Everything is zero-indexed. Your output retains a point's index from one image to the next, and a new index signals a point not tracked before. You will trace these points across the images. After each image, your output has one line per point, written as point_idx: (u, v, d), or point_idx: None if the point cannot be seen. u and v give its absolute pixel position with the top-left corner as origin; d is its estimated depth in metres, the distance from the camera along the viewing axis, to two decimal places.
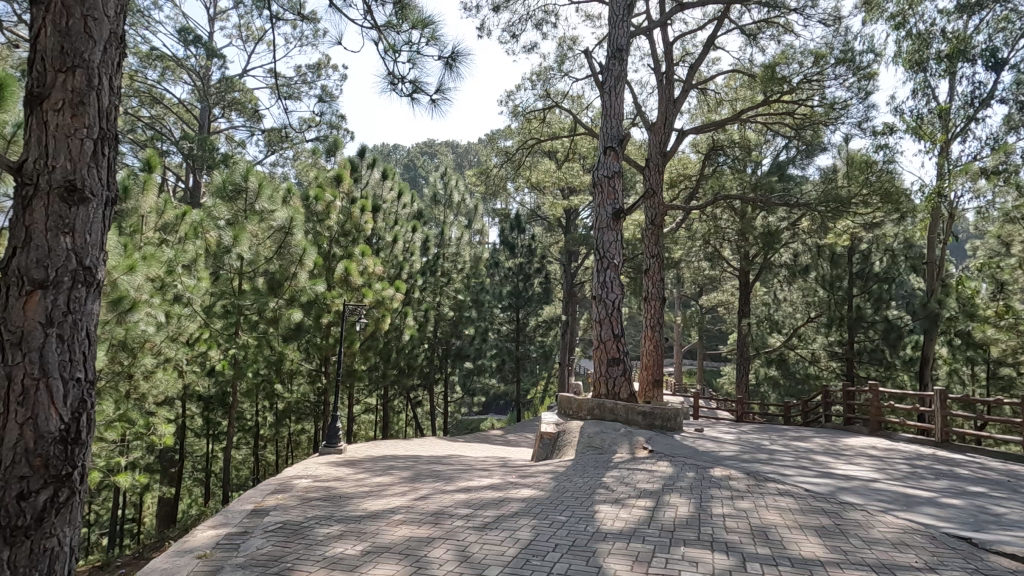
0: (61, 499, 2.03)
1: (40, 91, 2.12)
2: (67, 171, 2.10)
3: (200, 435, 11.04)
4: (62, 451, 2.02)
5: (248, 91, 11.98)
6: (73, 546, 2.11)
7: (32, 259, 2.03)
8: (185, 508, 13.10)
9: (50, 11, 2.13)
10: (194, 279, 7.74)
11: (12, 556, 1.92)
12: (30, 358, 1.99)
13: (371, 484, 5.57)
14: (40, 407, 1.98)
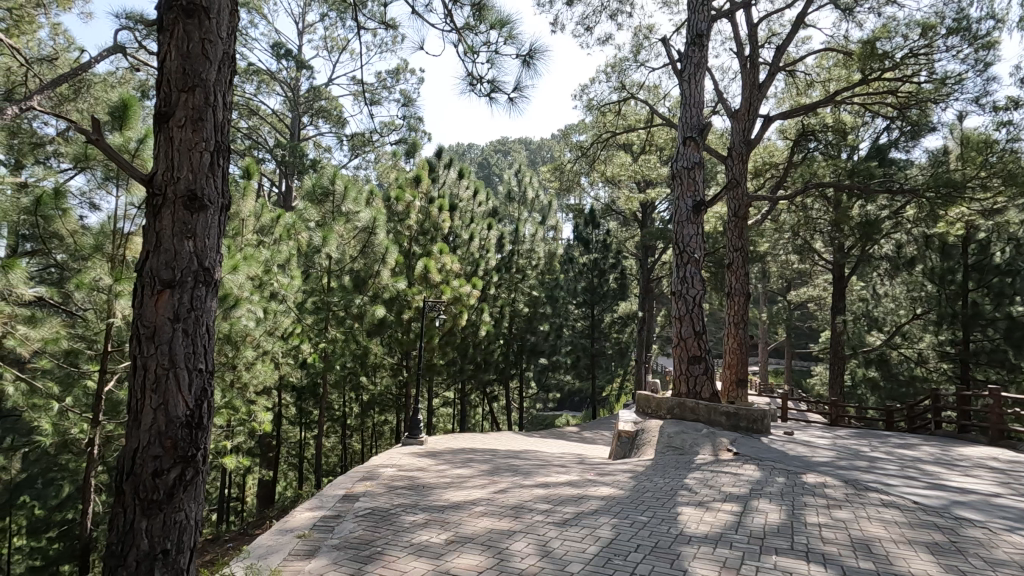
0: (187, 477, 2.23)
1: (166, 111, 2.34)
2: (190, 182, 2.31)
3: (294, 422, 11.84)
4: (188, 435, 2.23)
5: (334, 98, 12.65)
6: (198, 520, 2.32)
7: (161, 261, 2.26)
8: (282, 490, 14.10)
9: (174, 37, 2.35)
10: (288, 278, 8.31)
11: (149, 526, 2.15)
12: (162, 349, 2.22)
13: (452, 475, 5.74)
14: (170, 394, 2.20)
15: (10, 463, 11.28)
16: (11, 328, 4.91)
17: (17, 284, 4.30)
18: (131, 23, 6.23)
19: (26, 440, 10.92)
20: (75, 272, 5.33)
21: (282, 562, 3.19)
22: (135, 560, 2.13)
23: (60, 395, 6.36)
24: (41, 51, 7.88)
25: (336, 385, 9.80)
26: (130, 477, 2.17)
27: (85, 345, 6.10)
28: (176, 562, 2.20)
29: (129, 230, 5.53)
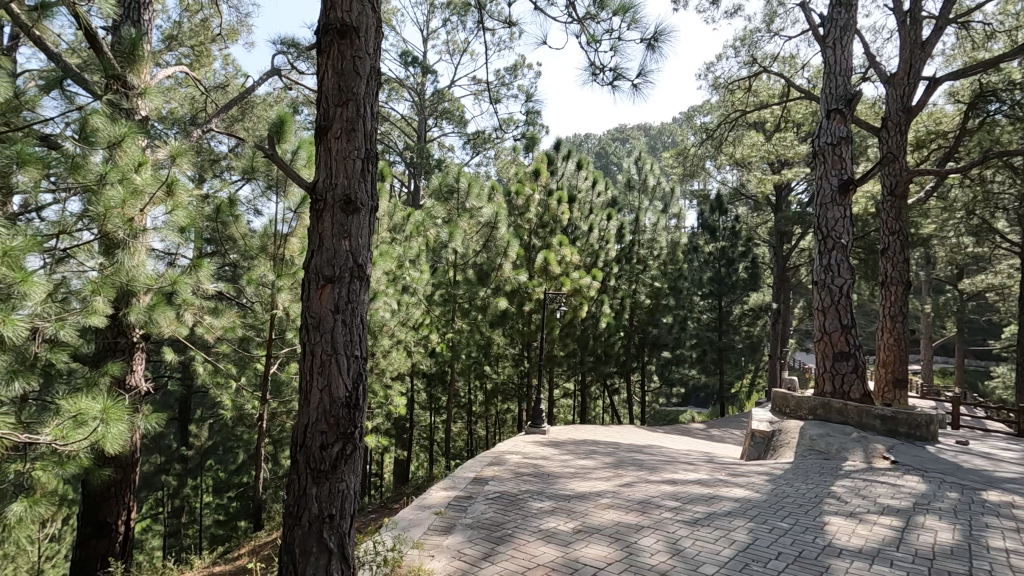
0: (347, 452, 2.49)
1: (325, 124, 2.61)
2: (345, 187, 2.57)
3: (425, 407, 12.68)
4: (348, 414, 2.49)
5: (456, 99, 13.21)
6: (357, 491, 2.58)
7: (324, 259, 2.53)
8: (416, 469, 15.18)
9: (330, 57, 2.61)
10: (418, 272, 8.87)
11: (318, 492, 2.44)
12: (325, 337, 2.50)
13: (577, 465, 5.79)
14: (333, 377, 2.48)
15: (201, 431, 13.41)
16: (201, 317, 5.82)
17: (205, 281, 5.08)
18: (285, 48, 7.03)
19: (212, 412, 12.88)
20: (245, 269, 6.16)
21: (423, 535, 3.45)
22: (308, 520, 2.43)
23: (237, 376, 7.41)
24: (217, 80, 9.17)
25: (462, 373, 10.29)
26: (303, 448, 2.48)
27: (254, 333, 7.04)
28: (340, 525, 2.47)
29: (286, 232, 6.26)
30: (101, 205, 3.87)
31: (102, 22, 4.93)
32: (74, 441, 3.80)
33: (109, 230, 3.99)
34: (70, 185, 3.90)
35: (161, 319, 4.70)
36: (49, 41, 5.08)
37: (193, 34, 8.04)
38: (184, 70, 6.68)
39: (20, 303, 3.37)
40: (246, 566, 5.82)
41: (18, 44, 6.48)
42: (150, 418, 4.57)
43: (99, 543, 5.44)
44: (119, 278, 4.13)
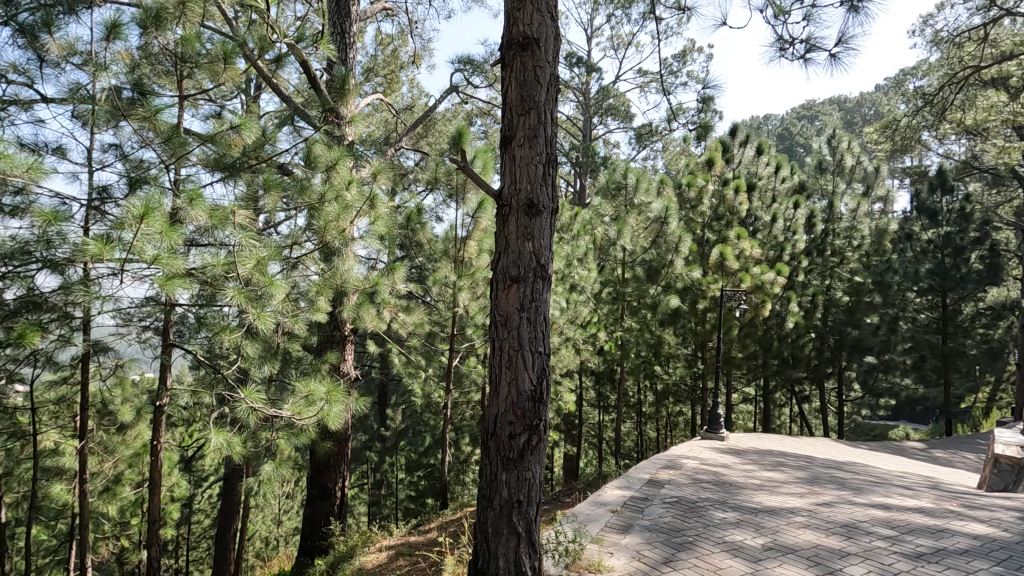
0: (533, 443, 2.63)
1: (509, 133, 2.78)
2: (529, 192, 2.71)
3: (594, 405, 12.72)
4: (533, 407, 2.63)
5: (622, 94, 12.97)
6: (542, 480, 2.71)
7: (510, 260, 2.70)
8: (585, 466, 15.31)
9: (513, 69, 2.76)
10: (586, 270, 8.90)
11: (508, 479, 2.61)
12: (512, 334, 2.66)
13: (763, 477, 5.33)
14: (519, 371, 2.63)
15: (396, 415, 15.13)
16: (396, 315, 6.57)
17: (399, 282, 5.74)
18: (462, 66, 7.62)
19: (405, 399, 14.48)
20: (431, 271, 6.81)
21: (600, 531, 3.49)
22: (499, 504, 2.61)
23: (425, 368, 8.23)
24: (405, 102, 10.24)
25: (632, 372, 10.11)
26: (493, 437, 2.67)
27: (439, 329, 7.75)
28: (527, 511, 2.62)
29: (465, 235, 6.73)
30: (322, 220, 4.60)
31: (320, 65, 5.86)
32: (306, 417, 4.58)
33: (327, 240, 4.73)
34: (299, 204, 4.71)
35: (366, 315, 5.44)
36: (283, 87, 6.18)
37: (385, 64, 9.10)
38: (380, 97, 7.60)
39: (268, 301, 4.16)
40: (435, 540, 6.43)
41: (262, 92, 7.98)
42: (360, 401, 5.32)
43: (322, 504, 6.48)
44: (336, 280, 4.87)
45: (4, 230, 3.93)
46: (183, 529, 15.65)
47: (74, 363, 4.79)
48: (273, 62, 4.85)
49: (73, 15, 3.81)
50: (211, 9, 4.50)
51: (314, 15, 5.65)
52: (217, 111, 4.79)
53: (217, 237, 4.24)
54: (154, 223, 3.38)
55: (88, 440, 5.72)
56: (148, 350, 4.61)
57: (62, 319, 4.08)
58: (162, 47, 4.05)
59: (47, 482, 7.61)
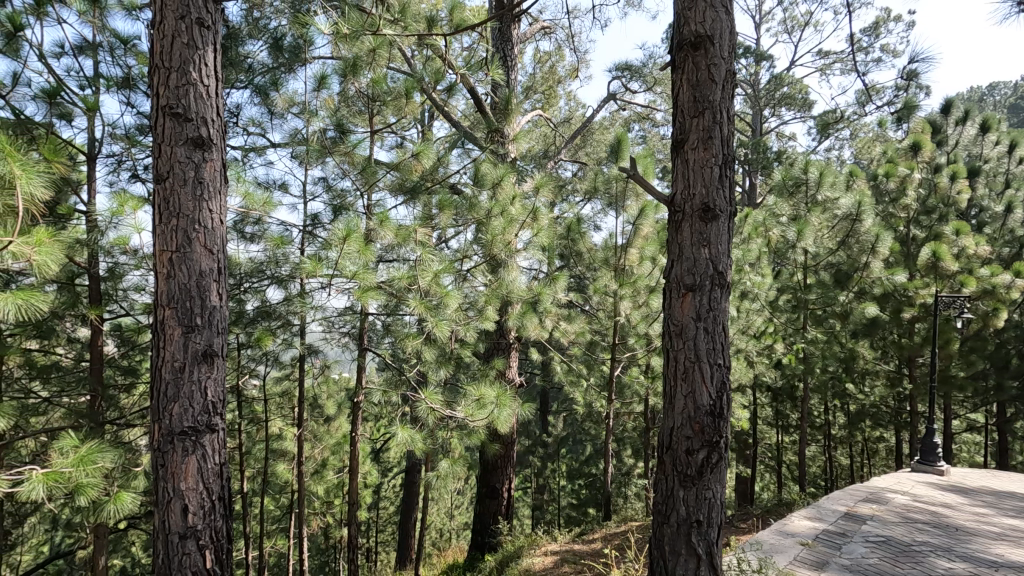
0: (713, 460, 2.49)
1: (681, 137, 2.69)
2: (704, 196, 2.59)
3: (771, 424, 11.57)
4: (712, 422, 2.49)
5: (799, 80, 11.73)
6: (723, 500, 2.55)
7: (684, 268, 2.61)
8: (762, 490, 13.98)
9: (685, 71, 2.68)
10: (760, 276, 8.14)
11: (685, 496, 2.50)
12: (688, 344, 2.56)
13: (1003, 524, 4.37)
14: (696, 384, 2.52)
15: (556, 422, 15.37)
16: (558, 323, 6.69)
17: (561, 291, 5.85)
18: (619, 73, 7.57)
19: (566, 406, 14.67)
20: (591, 280, 6.81)
21: (789, 564, 3.15)
22: (676, 521, 2.51)
23: (586, 376, 8.24)
24: (562, 115, 10.43)
25: (818, 390, 8.98)
26: (669, 450, 2.59)
27: (600, 337, 7.69)
28: (708, 533, 2.48)
29: (625, 243, 6.46)
30: (489, 234, 4.91)
31: (485, 89, 6.27)
32: (478, 418, 4.88)
33: (494, 253, 5.03)
34: (468, 219, 5.08)
35: (530, 324, 5.64)
36: (453, 113, 6.71)
37: (543, 80, 9.37)
38: (539, 113, 7.86)
39: (443, 310, 4.56)
40: (600, 550, 6.38)
41: (434, 121, 8.77)
42: (525, 407, 5.52)
43: (491, 503, 6.83)
44: (502, 290, 5.13)
45: (246, 253, 4.86)
46: (373, 512, 17.67)
47: (293, 363, 5.70)
48: (445, 91, 5.29)
49: (292, 73, 4.58)
50: (394, 52, 5.08)
51: (479, 44, 6.05)
52: (399, 141, 5.37)
53: (400, 253, 4.73)
54: (353, 243, 3.91)
55: (304, 429, 6.76)
56: (347, 352, 5.24)
57: (285, 325, 4.91)
58: (357, 90, 4.67)
59: (274, 462, 9.15)
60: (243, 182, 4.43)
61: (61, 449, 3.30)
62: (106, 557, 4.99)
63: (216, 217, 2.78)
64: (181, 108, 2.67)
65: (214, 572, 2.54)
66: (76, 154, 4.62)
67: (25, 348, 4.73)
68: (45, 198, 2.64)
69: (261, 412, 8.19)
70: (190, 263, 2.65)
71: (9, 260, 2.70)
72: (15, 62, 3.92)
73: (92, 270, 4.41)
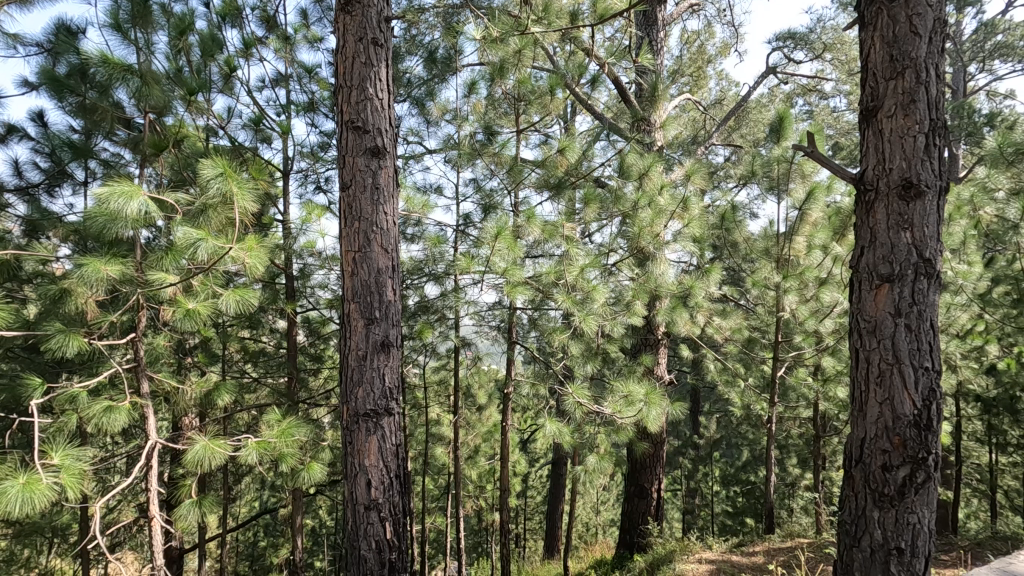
0: (918, 480, 2.14)
1: (873, 105, 2.35)
2: (904, 170, 2.23)
3: (982, 441, 9.67)
4: (917, 435, 2.14)
5: (1020, 24, 9.59)
6: (932, 528, 2.18)
7: (879, 256, 2.28)
8: (969, 519, 11.74)
9: (878, 28, 2.34)
10: (965, 264, 6.82)
11: (882, 518, 2.18)
12: (885, 344, 2.23)
13: None
14: (896, 390, 2.18)
15: (709, 424, 14.48)
16: (711, 319, 6.30)
17: (714, 285, 5.46)
18: (781, 43, 6.87)
19: (719, 407, 13.78)
20: (748, 272, 6.25)
21: None
22: (870, 546, 2.20)
23: (743, 376, 7.65)
24: (713, 96, 9.73)
25: None
26: (860, 464, 2.28)
27: (760, 335, 7.05)
28: (912, 564, 2.13)
29: (789, 231, 5.82)
30: (636, 226, 4.74)
31: (630, 78, 6.07)
32: (626, 416, 4.78)
33: (642, 246, 4.81)
34: (613, 213, 4.99)
35: (680, 320, 5.33)
36: (596, 106, 6.61)
37: (691, 62, 8.85)
38: (688, 97, 7.43)
39: (590, 304, 4.54)
40: (762, 565, 5.85)
41: (577, 116, 8.77)
42: (676, 406, 5.26)
43: (640, 502, 6.66)
44: (649, 285, 4.93)
45: (409, 253, 5.31)
46: (522, 500, 18.28)
47: (449, 354, 6.09)
48: (589, 84, 5.23)
49: (445, 83, 4.88)
50: (538, 52, 5.15)
51: (623, 31, 5.88)
52: (543, 138, 5.43)
53: (546, 249, 4.80)
54: (504, 240, 4.05)
55: (459, 416, 7.20)
56: (496, 346, 5.44)
57: (441, 318, 5.28)
58: (504, 92, 4.83)
59: (434, 445, 9.88)
60: (405, 187, 4.83)
61: (269, 422, 3.90)
62: (301, 517, 5.81)
63: (390, 219, 3.05)
64: (360, 121, 2.98)
65: (394, 543, 2.81)
66: (276, 171, 5.42)
67: (241, 336, 5.68)
68: (255, 210, 3.13)
69: (421, 398, 8.92)
70: (370, 262, 2.96)
71: (230, 263, 3.25)
72: (231, 98, 4.73)
73: (288, 270, 5.16)
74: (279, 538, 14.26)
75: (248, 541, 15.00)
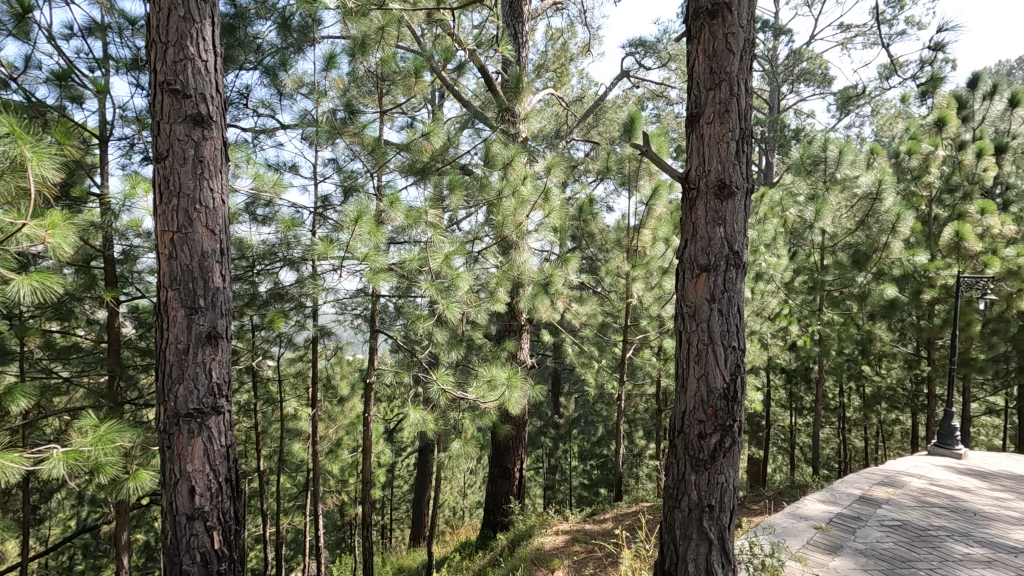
0: (726, 444, 2.46)
1: (697, 111, 2.62)
2: (720, 172, 2.52)
3: (785, 407, 11.49)
4: (726, 406, 2.46)
5: (818, 55, 11.36)
6: (736, 484, 2.53)
7: (699, 248, 2.56)
8: (775, 472, 13.97)
9: (701, 41, 2.60)
10: (774, 256, 7.68)
11: (697, 480, 2.48)
12: (702, 327, 2.52)
13: (1005, 530, 4.39)
14: (710, 366, 2.48)
15: (568, 404, 15.39)
16: (569, 305, 6.69)
17: (572, 272, 5.80)
18: (633, 49, 7.41)
19: (577, 388, 14.67)
20: (603, 261, 6.72)
21: (802, 548, 3.62)
22: (688, 506, 2.50)
23: (597, 358, 8.19)
24: (573, 93, 10.20)
25: (833, 371, 8.87)
26: (682, 434, 2.56)
27: (612, 319, 7.60)
28: (720, 517, 2.46)
29: (637, 224, 6.33)
30: (500, 215, 4.84)
31: (496, 68, 6.12)
32: (489, 400, 4.87)
33: (505, 234, 4.94)
34: (478, 201, 5.01)
35: (541, 306, 5.57)
36: (462, 93, 6.58)
37: (555, 59, 9.23)
38: (551, 92, 7.68)
39: (454, 292, 4.52)
40: (611, 530, 6.34)
41: (444, 101, 8.67)
42: (537, 388, 5.51)
43: (503, 482, 6.89)
44: (512, 273, 5.07)
45: (259, 236, 4.88)
46: (388, 492, 17.96)
47: (307, 345, 5.71)
48: (454, 69, 5.18)
49: (301, 54, 4.53)
50: (403, 30, 4.97)
51: (489, 20, 5.90)
52: (409, 121, 5.26)
53: (411, 235, 4.68)
54: (364, 224, 3.89)
55: (318, 409, 6.82)
56: (359, 334, 5.23)
57: (297, 307, 4.92)
58: (366, 70, 4.59)
59: (290, 441, 9.29)
60: (254, 164, 4.40)
61: (81, 428, 3.32)
62: (128, 533, 5.11)
63: (218, 196, 2.76)
64: (179, 83, 2.64)
65: (223, 552, 2.59)
66: (89, 137, 4.63)
67: (46, 330, 4.78)
68: (56, 180, 2.63)
69: (276, 392, 8.30)
70: (192, 244, 2.65)
71: (25, 244, 2.73)
72: (25, 44, 3.91)
73: (108, 253, 4.45)
74: (101, 559, 12.45)
75: (59, 566, 12.89)
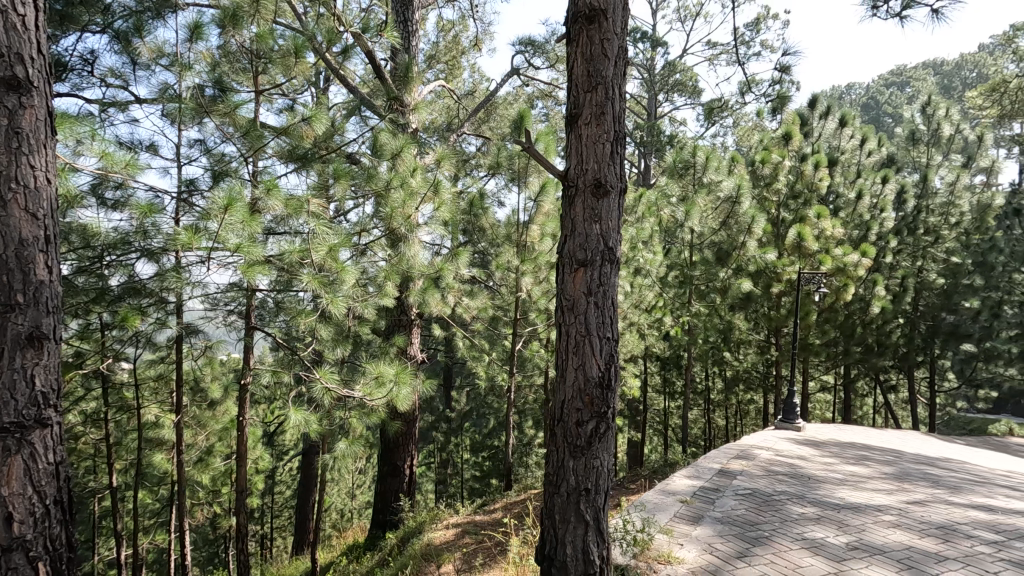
0: (601, 430, 2.60)
1: (576, 112, 2.72)
2: (596, 172, 2.65)
3: (660, 392, 12.46)
4: (601, 393, 2.60)
5: (689, 68, 12.36)
6: (610, 467, 2.68)
7: (577, 243, 2.66)
8: (651, 452, 15.13)
9: (579, 45, 2.70)
10: (652, 253, 8.15)
11: (575, 466, 2.60)
12: (580, 319, 2.63)
13: (832, 490, 5.14)
14: (587, 357, 2.61)
15: (460, 398, 15.41)
16: (460, 299, 6.69)
17: (463, 267, 5.79)
18: (523, 47, 7.55)
19: (468, 381, 14.71)
20: (494, 255, 6.80)
21: (670, 521, 3.95)
22: (566, 490, 2.61)
23: (489, 351, 8.28)
24: (465, 86, 10.16)
25: (701, 358, 9.75)
26: (561, 423, 2.67)
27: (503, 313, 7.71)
28: (595, 499, 2.60)
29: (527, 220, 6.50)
30: (388, 207, 4.71)
31: (384, 54, 5.92)
32: (377, 397, 4.71)
33: (394, 227, 4.82)
34: (366, 192, 4.81)
35: (431, 300, 5.50)
36: (349, 79, 6.29)
37: (446, 50, 9.15)
38: (442, 84, 7.58)
39: (339, 286, 4.31)
40: (501, 519, 6.46)
41: (329, 85, 8.22)
42: (427, 383, 5.44)
43: (393, 480, 6.75)
44: (402, 266, 4.95)
45: (108, 224, 4.29)
46: (267, 499, 16.79)
47: (170, 345, 5.15)
48: (340, 53, 4.94)
49: (161, 20, 4.06)
50: (281, 5, 4.62)
51: (377, 5, 5.70)
52: (289, 104, 4.93)
53: (292, 226, 4.38)
54: (236, 213, 3.58)
55: (185, 415, 6.20)
56: (233, 332, 4.89)
57: (157, 304, 4.38)
58: (239, 45, 4.23)
59: (151, 452, 8.36)
60: (101, 140, 3.86)
61: None
62: None
63: (40, 174, 2.39)
64: None
65: None
66: None
67: None
68: None
69: (132, 399, 7.40)
70: (5, 229, 2.26)
71: None
72: None
73: None
74: None
75: None
